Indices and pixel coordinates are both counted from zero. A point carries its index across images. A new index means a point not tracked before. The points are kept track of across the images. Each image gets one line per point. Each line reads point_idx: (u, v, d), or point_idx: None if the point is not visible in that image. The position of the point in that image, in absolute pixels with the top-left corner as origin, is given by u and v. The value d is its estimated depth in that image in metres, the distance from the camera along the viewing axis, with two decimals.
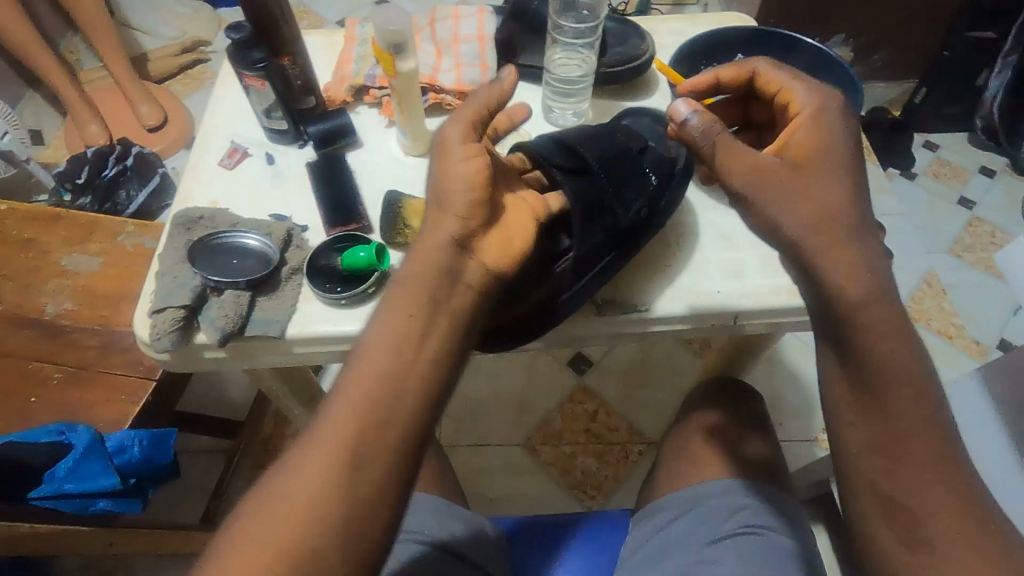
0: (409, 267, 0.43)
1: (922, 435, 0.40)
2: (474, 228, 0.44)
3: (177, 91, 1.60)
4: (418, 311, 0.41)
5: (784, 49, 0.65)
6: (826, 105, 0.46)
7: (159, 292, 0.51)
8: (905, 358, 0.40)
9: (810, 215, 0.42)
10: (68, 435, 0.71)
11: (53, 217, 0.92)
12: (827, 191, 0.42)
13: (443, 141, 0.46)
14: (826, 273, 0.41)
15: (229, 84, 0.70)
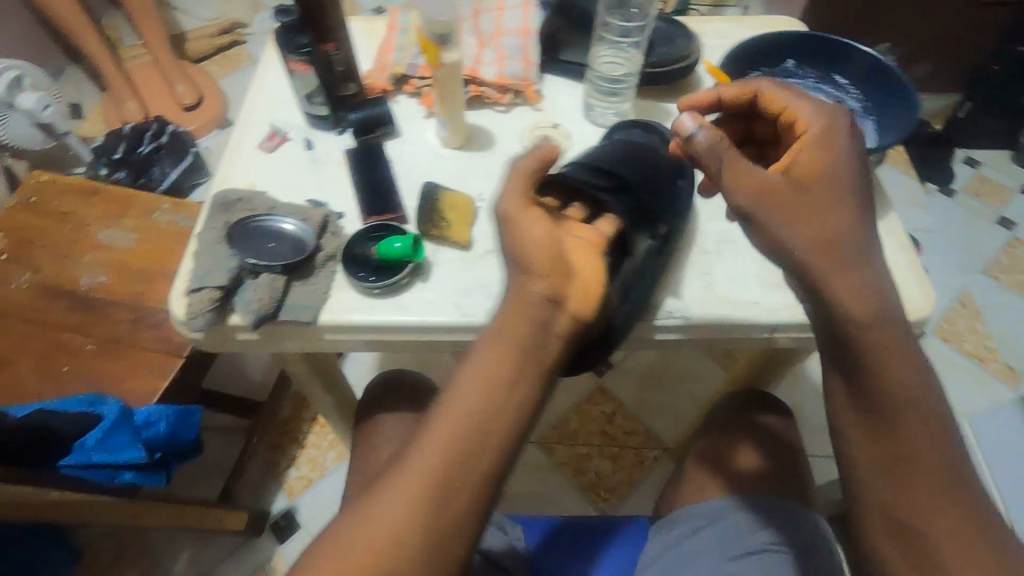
0: (499, 322, 0.41)
1: (928, 453, 0.39)
2: (559, 282, 0.41)
3: (213, 72, 1.62)
4: (508, 359, 0.40)
5: (836, 57, 0.62)
6: (834, 126, 0.45)
7: (197, 271, 0.52)
8: (907, 375, 0.39)
9: (817, 238, 0.40)
10: (98, 406, 0.72)
11: (92, 191, 0.94)
12: (833, 211, 0.41)
13: (502, 213, 0.44)
14: (834, 296, 0.40)
15: (271, 68, 0.70)
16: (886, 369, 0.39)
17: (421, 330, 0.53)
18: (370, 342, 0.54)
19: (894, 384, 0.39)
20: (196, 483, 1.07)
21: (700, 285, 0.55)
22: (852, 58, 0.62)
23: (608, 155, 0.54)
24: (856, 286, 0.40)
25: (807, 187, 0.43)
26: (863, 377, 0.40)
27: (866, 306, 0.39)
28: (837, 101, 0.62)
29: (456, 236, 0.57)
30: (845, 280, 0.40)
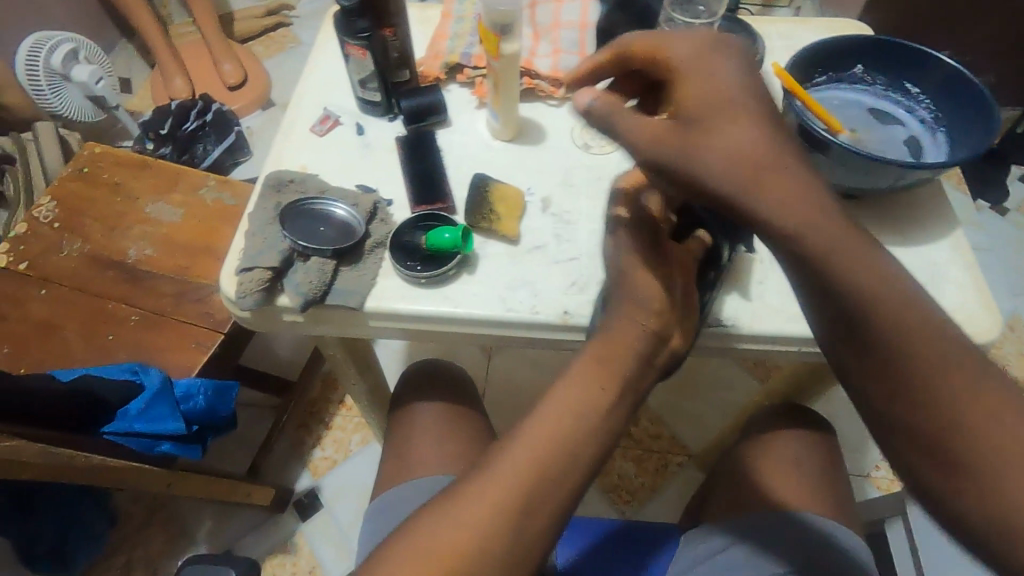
0: (600, 347, 0.45)
1: (931, 352, 0.32)
2: (663, 331, 0.45)
3: (259, 53, 1.64)
4: (610, 385, 0.43)
5: (914, 66, 0.59)
6: (712, 43, 0.37)
7: (249, 251, 0.52)
8: (916, 310, 0.33)
9: (733, 159, 0.34)
10: (141, 376, 0.74)
11: (142, 164, 0.96)
12: (738, 138, 0.34)
13: (625, 253, 0.46)
14: (757, 205, 0.33)
15: (324, 52, 0.70)
16: (883, 302, 0.33)
17: (466, 322, 0.53)
18: (413, 331, 0.54)
19: (899, 319, 0.33)
20: (226, 457, 1.09)
21: (751, 293, 0.54)
22: (930, 68, 0.58)
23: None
24: (825, 215, 0.33)
25: (692, 123, 0.35)
26: (858, 320, 0.33)
27: (843, 237, 0.33)
28: (906, 110, 0.60)
29: (506, 230, 0.57)
30: (814, 210, 0.33)
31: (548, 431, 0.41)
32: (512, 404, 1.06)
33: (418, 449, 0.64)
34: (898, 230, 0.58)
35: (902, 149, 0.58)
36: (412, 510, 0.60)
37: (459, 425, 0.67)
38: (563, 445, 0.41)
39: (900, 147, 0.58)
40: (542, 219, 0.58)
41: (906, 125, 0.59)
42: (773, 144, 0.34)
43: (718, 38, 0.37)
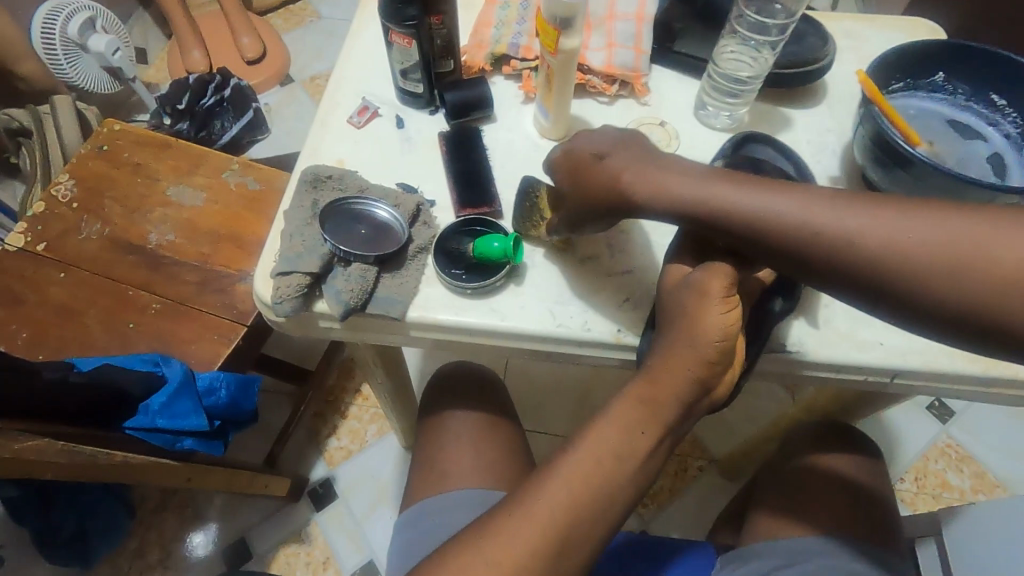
0: (642, 386, 0.43)
1: (808, 215, 0.39)
2: (720, 370, 0.42)
3: (278, 26, 1.59)
4: (651, 429, 0.42)
5: (1010, 76, 0.54)
6: (564, 146, 0.50)
7: (287, 254, 0.49)
8: (820, 213, 0.39)
9: (618, 189, 0.46)
10: (162, 368, 0.72)
11: (164, 144, 0.93)
12: (608, 185, 0.46)
13: (701, 285, 0.42)
14: (647, 204, 0.45)
15: (362, 36, 0.66)
16: (799, 223, 0.40)
17: (513, 337, 0.50)
18: (455, 343, 0.52)
19: (822, 221, 0.39)
20: (242, 445, 1.08)
21: (819, 316, 0.50)
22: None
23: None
24: (718, 193, 0.42)
25: (577, 206, 0.49)
26: (792, 251, 0.40)
27: (742, 202, 0.41)
28: (989, 124, 0.56)
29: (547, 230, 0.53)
30: (707, 199, 0.43)
31: (585, 470, 0.41)
32: (535, 402, 1.04)
33: (451, 458, 0.62)
34: None
35: (984, 167, 0.54)
36: (444, 524, 0.58)
37: (492, 434, 0.65)
38: (606, 482, 0.41)
39: (981, 163, 0.54)
40: None
41: (988, 141, 0.56)
42: (640, 180, 0.45)
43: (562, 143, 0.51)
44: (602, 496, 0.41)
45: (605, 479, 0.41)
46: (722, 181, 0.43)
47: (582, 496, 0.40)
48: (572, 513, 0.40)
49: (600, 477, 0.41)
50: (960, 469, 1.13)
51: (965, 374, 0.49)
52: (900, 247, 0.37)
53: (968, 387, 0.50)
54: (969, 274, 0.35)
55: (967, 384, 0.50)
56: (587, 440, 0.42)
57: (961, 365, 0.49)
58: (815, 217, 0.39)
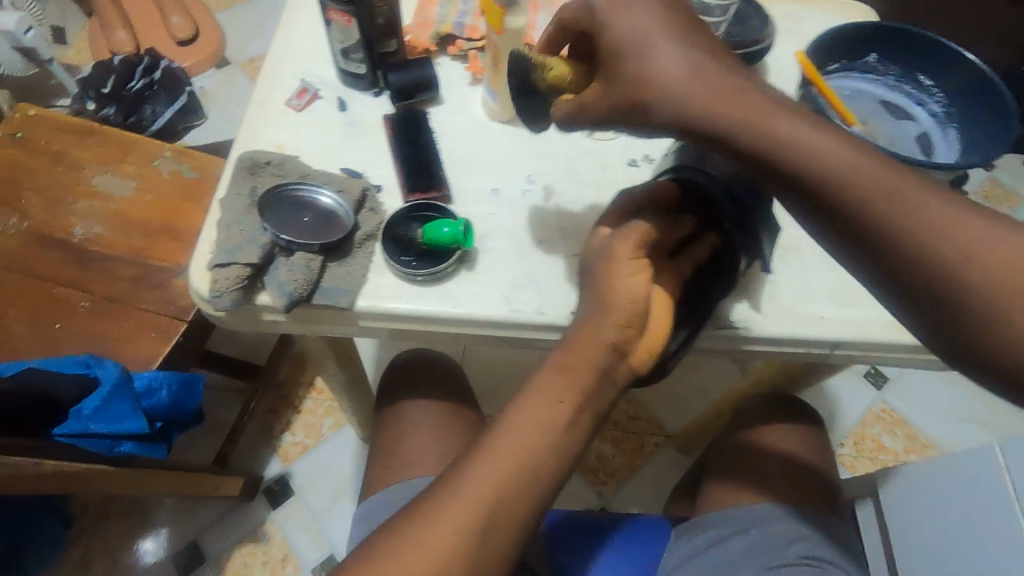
0: (565, 356, 0.42)
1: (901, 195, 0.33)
2: (632, 334, 0.42)
3: (211, 6, 1.50)
4: (566, 397, 0.41)
5: (939, 59, 0.56)
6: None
7: (224, 245, 0.47)
8: (911, 198, 0.32)
9: (687, 94, 0.37)
10: (94, 369, 0.67)
11: (86, 131, 0.86)
12: (666, 67, 0.37)
13: (607, 254, 0.43)
14: (720, 121, 0.36)
15: (299, 12, 0.63)
16: (865, 192, 0.33)
17: (467, 323, 0.50)
18: (408, 332, 0.51)
19: (896, 199, 0.33)
20: (188, 445, 1.03)
21: (763, 292, 0.52)
22: (953, 63, 0.56)
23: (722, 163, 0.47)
24: (781, 130, 0.35)
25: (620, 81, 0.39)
26: (844, 216, 0.34)
27: (808, 150, 0.34)
28: (917, 103, 0.59)
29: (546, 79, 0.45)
30: (765, 131, 0.35)
31: (525, 442, 0.40)
32: (498, 386, 1.03)
33: (406, 448, 0.61)
34: None
35: (913, 146, 0.56)
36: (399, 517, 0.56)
37: (450, 421, 0.64)
38: (546, 451, 0.40)
39: (912, 143, 0.57)
40: (544, 210, 0.55)
41: (916, 121, 0.58)
42: (693, 75, 0.37)
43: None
44: (553, 477, 0.40)
45: (539, 448, 0.40)
46: (790, 118, 0.35)
47: (512, 469, 0.39)
48: (525, 489, 0.39)
49: (547, 449, 0.40)
50: (894, 432, 1.20)
51: (897, 344, 0.51)
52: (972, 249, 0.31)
53: (903, 355, 0.52)
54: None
55: (897, 352, 0.52)
56: (511, 412, 0.41)
57: (893, 334, 0.51)
58: (886, 192, 0.33)
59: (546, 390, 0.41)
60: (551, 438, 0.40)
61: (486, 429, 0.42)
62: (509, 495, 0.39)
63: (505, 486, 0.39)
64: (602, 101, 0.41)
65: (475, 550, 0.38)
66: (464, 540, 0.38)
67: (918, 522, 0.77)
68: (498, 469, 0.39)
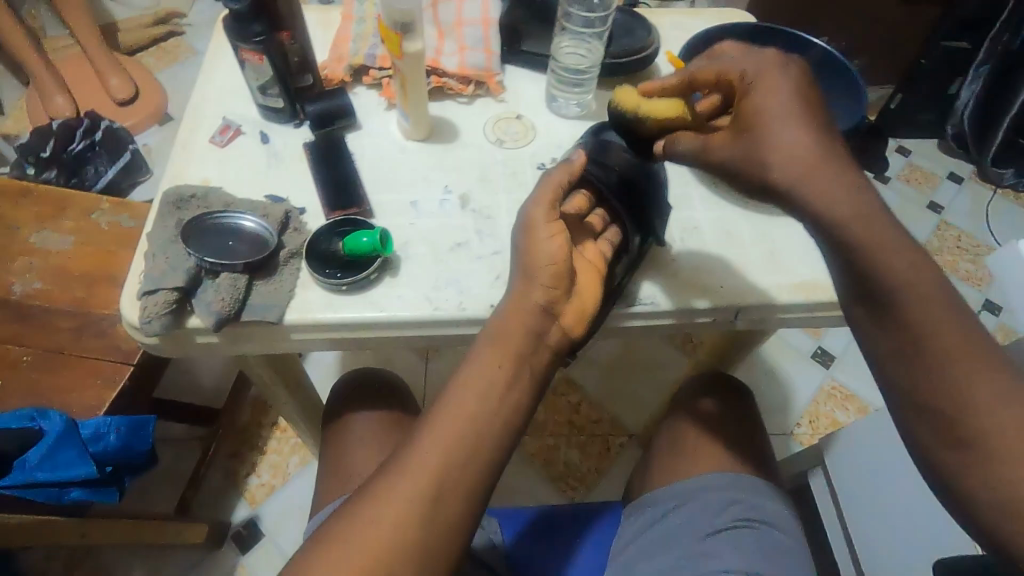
0: (500, 319, 0.45)
1: (943, 322, 0.37)
2: (559, 296, 0.45)
3: (149, 64, 1.51)
4: (505, 361, 0.43)
5: (795, 49, 0.65)
6: (779, 63, 0.42)
7: (152, 273, 0.49)
8: (946, 326, 0.37)
9: (798, 174, 0.39)
10: (40, 421, 0.68)
11: (22, 192, 0.87)
12: (800, 133, 0.39)
13: (526, 220, 0.47)
14: (811, 206, 0.39)
15: (221, 58, 0.67)
16: (927, 316, 0.37)
17: (392, 326, 0.52)
18: (338, 340, 0.53)
19: (946, 330, 0.37)
20: (149, 497, 1.01)
21: (666, 271, 0.57)
22: (806, 52, 0.65)
23: (617, 156, 0.53)
24: (879, 231, 0.38)
25: (753, 134, 0.41)
26: (901, 324, 0.38)
27: (895, 262, 0.38)
28: None
29: (651, 120, 0.48)
30: (864, 229, 0.38)
31: (469, 406, 0.42)
32: None
33: (356, 459, 0.62)
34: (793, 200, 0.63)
35: None
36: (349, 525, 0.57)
37: (398, 431, 0.66)
38: (487, 417, 0.42)
39: None
40: (461, 215, 0.59)
41: None
42: (825, 145, 0.39)
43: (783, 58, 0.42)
44: (498, 444, 0.42)
45: (482, 415, 0.42)
46: (891, 229, 0.38)
47: (456, 437, 0.41)
48: (464, 458, 0.40)
49: (486, 416, 0.42)
50: (846, 407, 1.25)
51: (790, 304, 0.57)
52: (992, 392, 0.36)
53: (799, 315, 0.58)
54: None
55: (793, 312, 0.57)
56: (457, 381, 0.43)
57: (786, 296, 0.57)
58: (938, 322, 0.37)
59: (486, 360, 0.43)
60: (496, 400, 0.42)
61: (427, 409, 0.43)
62: (454, 463, 0.40)
63: (454, 453, 0.40)
64: (726, 152, 0.42)
65: (429, 514, 0.39)
66: (417, 507, 0.39)
67: (861, 483, 0.81)
68: (441, 442, 0.40)
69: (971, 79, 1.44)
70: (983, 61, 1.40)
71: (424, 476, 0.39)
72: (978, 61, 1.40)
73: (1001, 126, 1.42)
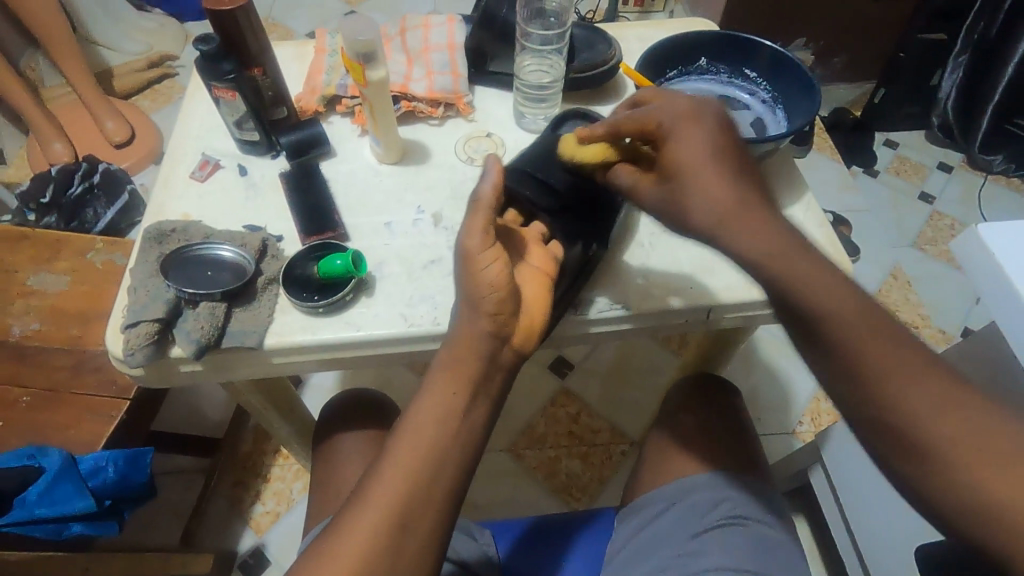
0: (449, 350, 0.45)
1: (880, 341, 0.37)
2: (505, 321, 0.44)
3: (145, 106, 1.55)
4: (460, 388, 0.43)
5: (745, 54, 0.68)
6: (692, 112, 0.46)
7: (133, 306, 0.51)
8: (883, 346, 0.37)
9: (717, 212, 0.43)
10: (39, 459, 0.69)
11: (19, 236, 0.90)
12: (715, 180, 0.44)
13: (463, 252, 0.45)
14: (729, 241, 0.43)
15: (201, 98, 0.69)
16: (860, 337, 0.38)
17: (369, 344, 0.54)
18: (320, 360, 0.54)
19: (882, 351, 0.37)
20: (154, 531, 1.02)
21: (638, 275, 0.60)
22: (758, 54, 0.67)
23: (555, 168, 0.56)
24: (796, 264, 0.40)
25: (678, 182, 0.46)
26: (836, 349, 0.39)
27: (817, 291, 0.39)
28: (749, 94, 0.68)
29: (589, 165, 0.53)
30: (782, 263, 0.40)
31: (425, 437, 0.42)
32: None
33: (347, 476, 0.64)
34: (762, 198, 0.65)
35: (750, 129, 0.66)
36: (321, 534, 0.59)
37: None
38: (445, 440, 0.42)
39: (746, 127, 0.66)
40: (435, 233, 0.60)
41: (752, 108, 0.68)
42: (735, 186, 0.43)
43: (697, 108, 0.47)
44: (461, 465, 0.43)
45: (438, 441, 0.42)
46: (807, 260, 0.40)
47: (415, 462, 0.42)
48: (431, 470, 0.42)
49: (446, 434, 0.42)
50: None
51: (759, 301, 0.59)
52: (939, 403, 0.36)
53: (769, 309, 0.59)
54: (987, 465, 0.34)
55: (761, 309, 0.60)
56: (410, 410, 0.44)
57: (752, 292, 0.59)
58: (875, 342, 0.37)
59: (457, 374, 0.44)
60: (454, 424, 0.43)
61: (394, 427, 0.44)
62: (417, 489, 0.41)
63: (415, 479, 0.41)
64: (653, 197, 0.48)
65: (395, 541, 0.40)
66: (382, 531, 0.40)
67: (859, 478, 0.80)
68: (410, 457, 0.42)
69: (951, 70, 1.45)
70: (963, 49, 1.41)
71: (385, 504, 0.41)
72: (956, 52, 1.42)
73: (985, 113, 1.42)
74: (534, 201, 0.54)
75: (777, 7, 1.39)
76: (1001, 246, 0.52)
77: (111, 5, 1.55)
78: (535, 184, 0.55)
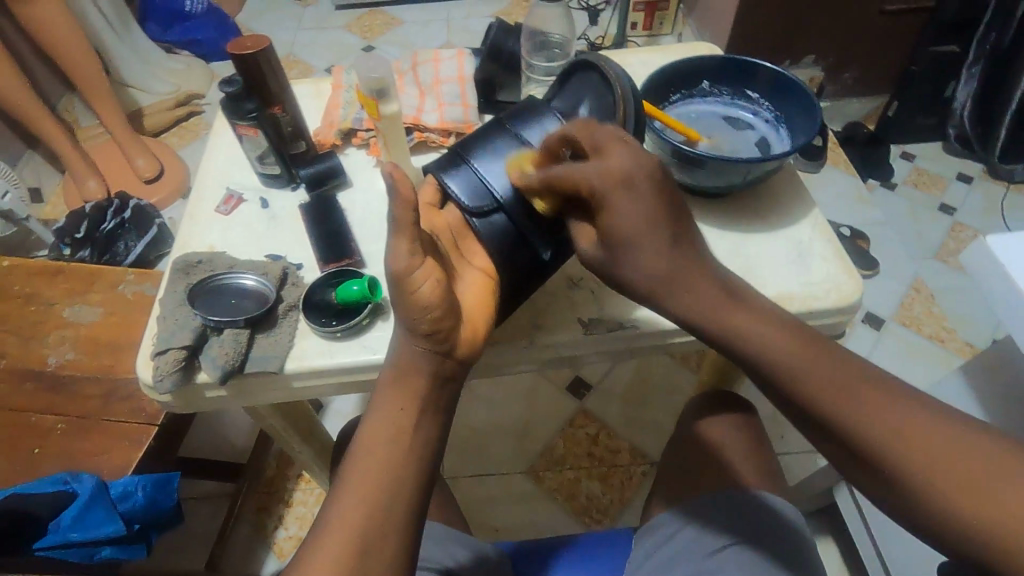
0: (388, 371, 0.47)
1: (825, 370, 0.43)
2: (444, 333, 0.46)
3: (173, 144, 1.63)
4: (408, 404, 0.46)
5: (747, 75, 0.69)
6: (621, 177, 0.46)
7: (162, 335, 0.54)
8: (830, 376, 0.42)
9: (656, 274, 0.47)
10: (71, 484, 0.72)
11: (55, 271, 0.95)
12: (652, 250, 0.47)
13: (392, 273, 0.44)
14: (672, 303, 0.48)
15: (225, 137, 0.73)
16: (797, 366, 0.43)
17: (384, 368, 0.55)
18: (341, 383, 0.56)
19: (822, 377, 0.42)
20: (179, 556, 1.04)
21: None
22: (758, 75, 0.69)
23: (497, 155, 0.53)
24: (733, 317, 0.46)
25: (619, 249, 0.47)
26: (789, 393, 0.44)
27: (754, 334, 0.45)
28: (752, 113, 0.70)
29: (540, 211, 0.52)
30: (724, 319, 0.46)
31: (380, 459, 0.44)
32: (477, 444, 1.13)
33: None
34: (770, 214, 0.65)
35: (755, 149, 0.67)
36: None
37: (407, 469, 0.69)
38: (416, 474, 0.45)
39: (752, 147, 0.67)
40: None
41: (756, 127, 0.69)
42: (669, 252, 0.47)
43: (622, 133, 0.48)
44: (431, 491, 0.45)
45: (385, 473, 0.44)
46: (743, 311, 0.46)
47: (373, 486, 0.44)
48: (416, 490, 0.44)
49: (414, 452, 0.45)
50: None
51: None
52: (891, 433, 0.40)
53: None
54: (924, 451, 0.39)
55: None
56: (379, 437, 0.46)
57: None
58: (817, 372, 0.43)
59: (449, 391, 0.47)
60: (405, 443, 0.45)
61: (354, 444, 0.46)
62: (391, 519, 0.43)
63: (378, 503, 0.43)
64: (593, 257, 0.49)
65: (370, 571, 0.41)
66: (346, 558, 0.41)
67: None
68: (381, 472, 0.44)
69: (964, 80, 1.44)
70: (974, 61, 1.39)
71: (346, 531, 0.42)
72: (969, 62, 1.41)
73: (1003, 121, 1.41)
74: (466, 199, 0.52)
75: (783, 27, 1.41)
76: (1011, 254, 0.52)
77: (142, 48, 1.63)
78: (473, 179, 0.53)
